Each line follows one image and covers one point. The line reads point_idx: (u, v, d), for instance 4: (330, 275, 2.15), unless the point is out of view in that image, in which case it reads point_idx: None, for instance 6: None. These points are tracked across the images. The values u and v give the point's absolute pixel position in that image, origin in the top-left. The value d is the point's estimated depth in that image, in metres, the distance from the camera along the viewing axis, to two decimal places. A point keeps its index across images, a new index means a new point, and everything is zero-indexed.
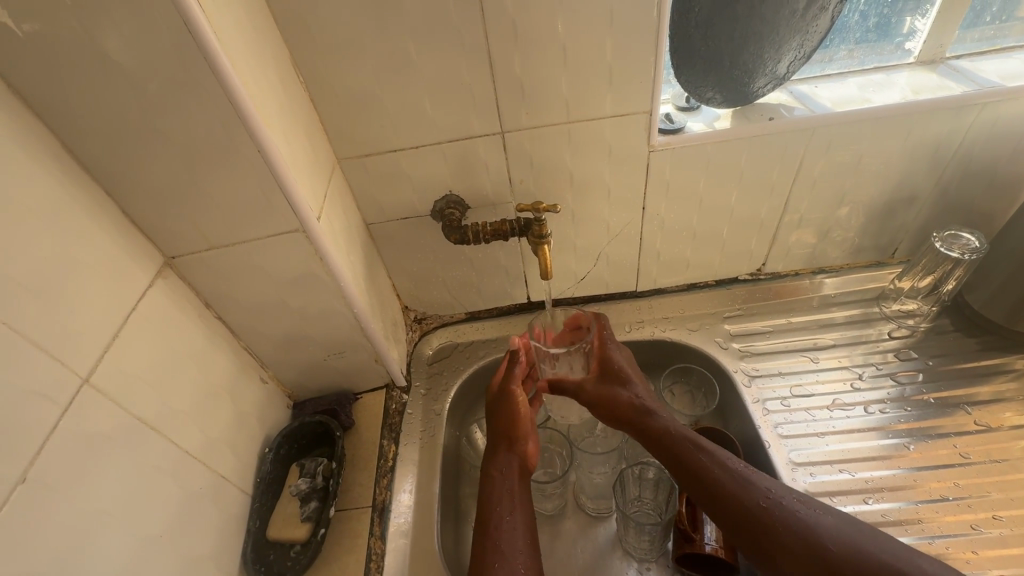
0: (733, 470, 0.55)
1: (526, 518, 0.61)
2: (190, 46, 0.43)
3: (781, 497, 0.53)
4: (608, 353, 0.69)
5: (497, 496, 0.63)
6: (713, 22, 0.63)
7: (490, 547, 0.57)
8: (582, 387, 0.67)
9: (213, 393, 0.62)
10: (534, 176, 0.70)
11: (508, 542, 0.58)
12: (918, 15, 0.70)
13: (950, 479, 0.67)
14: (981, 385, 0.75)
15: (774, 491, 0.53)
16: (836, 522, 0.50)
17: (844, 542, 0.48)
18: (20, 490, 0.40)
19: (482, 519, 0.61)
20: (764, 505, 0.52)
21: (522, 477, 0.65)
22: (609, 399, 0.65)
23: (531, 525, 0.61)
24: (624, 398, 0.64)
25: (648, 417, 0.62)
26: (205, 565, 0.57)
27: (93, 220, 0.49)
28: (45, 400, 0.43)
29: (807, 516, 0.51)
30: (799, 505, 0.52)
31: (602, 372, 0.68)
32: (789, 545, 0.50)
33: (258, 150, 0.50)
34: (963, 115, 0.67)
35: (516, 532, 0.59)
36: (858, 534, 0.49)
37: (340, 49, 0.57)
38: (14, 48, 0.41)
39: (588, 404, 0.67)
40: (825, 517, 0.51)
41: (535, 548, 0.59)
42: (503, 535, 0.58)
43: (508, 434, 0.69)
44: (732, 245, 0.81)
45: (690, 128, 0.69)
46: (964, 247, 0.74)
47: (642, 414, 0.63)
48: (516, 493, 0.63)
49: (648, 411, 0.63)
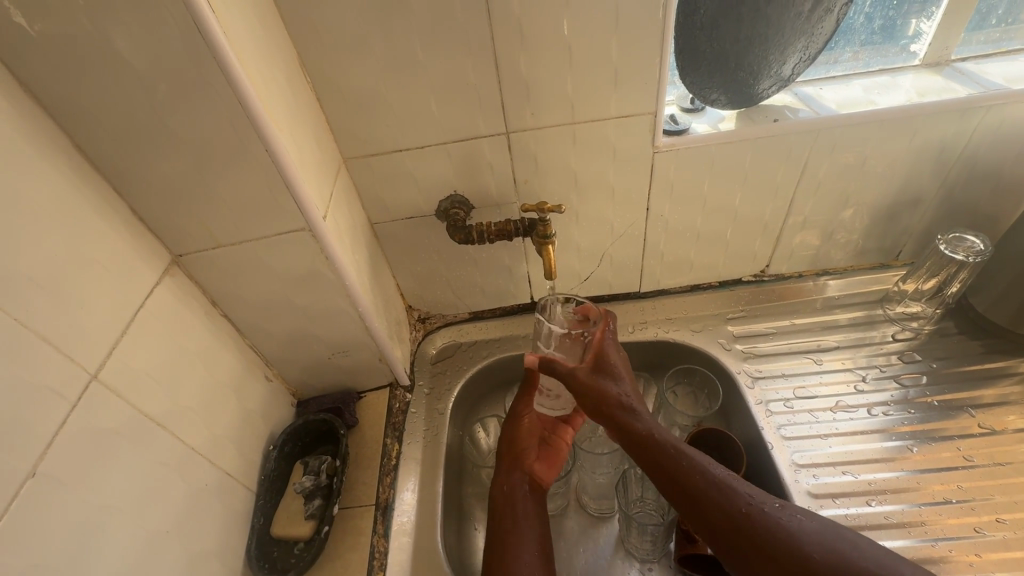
0: (709, 471, 0.55)
1: (536, 535, 0.62)
2: (200, 45, 0.44)
3: (763, 503, 0.52)
4: (607, 349, 0.65)
5: (504, 513, 0.64)
6: (718, 24, 0.63)
7: (500, 563, 0.58)
8: (573, 373, 0.64)
9: (219, 391, 0.62)
10: (538, 176, 0.70)
11: (516, 557, 0.59)
12: (924, 17, 0.70)
13: (954, 481, 0.67)
14: (985, 388, 0.75)
15: (755, 497, 0.53)
16: (819, 528, 0.50)
17: (828, 548, 0.48)
18: (30, 484, 0.41)
19: (496, 539, 0.61)
20: (747, 511, 0.52)
21: (531, 495, 0.66)
22: (598, 396, 0.62)
23: (540, 541, 0.61)
24: (611, 396, 0.61)
25: (631, 420, 0.60)
26: (210, 561, 0.58)
27: (103, 217, 0.50)
28: (55, 395, 0.44)
29: (788, 522, 0.51)
30: (780, 511, 0.52)
31: (597, 365, 0.64)
32: (772, 552, 0.49)
33: (266, 149, 0.50)
34: (968, 117, 0.67)
35: (524, 549, 0.60)
36: (839, 538, 0.49)
37: (347, 49, 0.58)
38: (27, 48, 0.42)
39: (575, 391, 0.63)
40: (807, 522, 0.51)
41: (545, 563, 0.59)
42: (511, 553, 0.59)
43: (514, 453, 0.69)
44: (736, 246, 0.81)
45: (695, 129, 0.69)
46: (968, 249, 0.74)
47: (627, 414, 0.60)
48: (523, 511, 0.64)
49: (631, 412, 0.60)
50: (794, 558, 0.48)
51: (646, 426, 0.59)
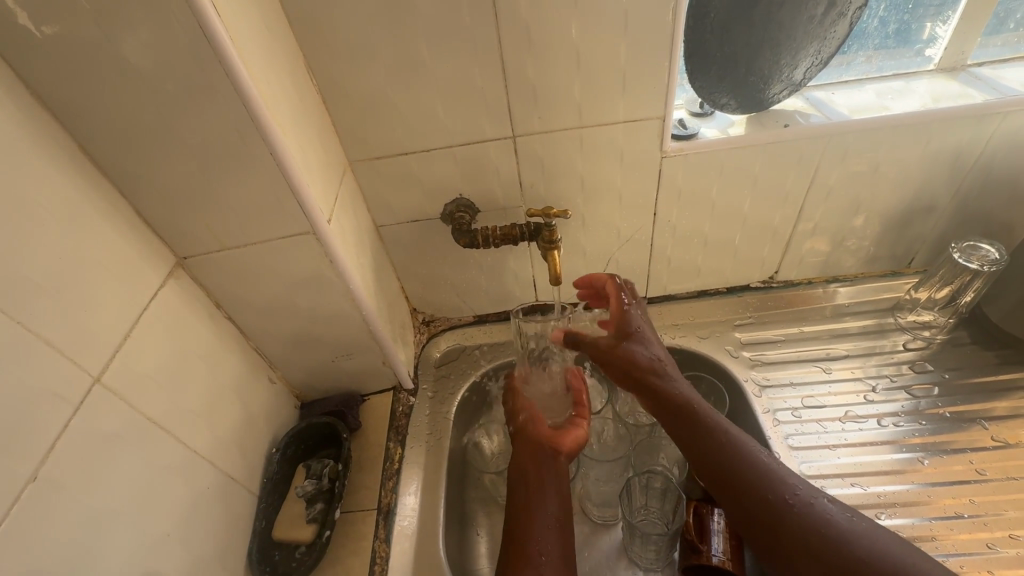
0: (731, 448, 0.56)
1: (551, 511, 0.61)
2: (207, 51, 0.43)
3: (810, 505, 0.52)
4: (626, 313, 0.68)
5: (518, 489, 0.63)
6: (729, 26, 0.62)
7: (511, 543, 0.58)
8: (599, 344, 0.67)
9: (222, 393, 0.62)
10: (545, 180, 0.70)
11: (526, 531, 0.59)
12: (939, 22, 0.69)
13: (965, 496, 0.66)
14: (1000, 399, 0.73)
15: (803, 489, 0.53)
16: (865, 529, 0.50)
17: (874, 546, 0.48)
18: (32, 487, 0.41)
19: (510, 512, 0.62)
20: (791, 501, 0.52)
21: (547, 467, 0.65)
22: (625, 362, 0.64)
23: (557, 511, 0.61)
24: (635, 352, 0.65)
25: (631, 318, 0.67)
26: (211, 564, 0.58)
27: (105, 218, 0.50)
28: (58, 398, 0.44)
29: (836, 517, 0.51)
30: (829, 506, 0.52)
31: (622, 331, 0.67)
32: (812, 545, 0.49)
33: (270, 153, 0.50)
34: (984, 124, 0.66)
35: (535, 526, 0.59)
36: (879, 534, 0.49)
37: (354, 52, 0.58)
38: (33, 51, 0.42)
39: (610, 362, 0.66)
40: (857, 522, 0.50)
41: (560, 535, 0.59)
42: (522, 526, 0.59)
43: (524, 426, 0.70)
44: (744, 252, 0.80)
45: (703, 134, 0.68)
46: (983, 258, 0.72)
47: (660, 375, 0.63)
48: (534, 491, 0.63)
49: (634, 315, 0.68)
50: (834, 555, 0.48)
51: (646, 351, 0.65)
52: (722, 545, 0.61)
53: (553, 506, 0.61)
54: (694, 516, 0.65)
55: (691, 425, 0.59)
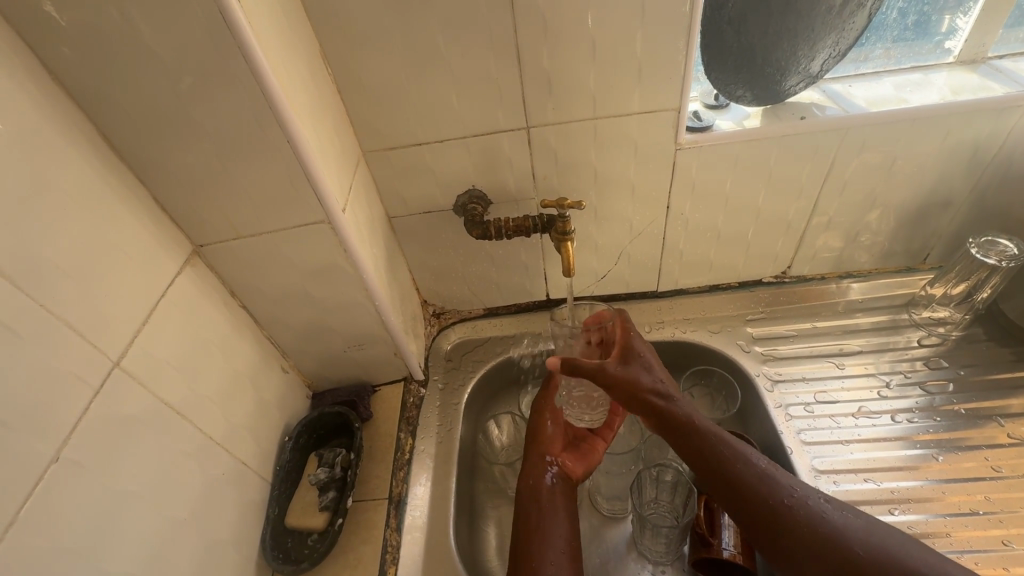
0: (730, 458, 0.54)
1: (562, 534, 0.61)
2: (226, 38, 0.44)
3: (806, 504, 0.51)
4: (631, 340, 0.63)
5: (529, 505, 0.63)
6: (747, 18, 0.61)
7: (525, 560, 0.58)
8: (603, 368, 0.60)
9: (236, 381, 0.63)
10: (558, 171, 0.69)
11: (540, 553, 0.58)
12: (959, 13, 0.68)
13: (980, 493, 0.65)
14: (1014, 396, 0.72)
15: (798, 489, 0.53)
16: (861, 524, 0.50)
17: (871, 545, 0.48)
18: (53, 469, 0.41)
19: (521, 527, 0.62)
20: (789, 504, 0.51)
21: (559, 487, 0.66)
22: (626, 390, 0.59)
23: (567, 538, 0.60)
24: (638, 377, 0.59)
25: (634, 343, 0.63)
26: (225, 550, 0.58)
27: (124, 204, 0.50)
28: (80, 382, 0.44)
29: (831, 515, 0.51)
30: (822, 504, 0.52)
31: (625, 355, 0.62)
32: (812, 544, 0.49)
33: (287, 141, 0.50)
34: (1005, 116, 0.65)
35: (548, 550, 0.59)
36: (884, 533, 0.49)
37: (370, 43, 0.58)
38: (55, 38, 0.42)
39: (606, 386, 0.60)
40: (851, 518, 0.51)
41: (569, 559, 0.59)
42: (539, 549, 0.59)
43: (542, 442, 0.70)
44: (758, 245, 0.80)
45: (718, 127, 0.68)
46: (1001, 254, 0.72)
47: (665, 401, 0.58)
48: (546, 507, 0.63)
49: (638, 341, 0.64)
50: (835, 554, 0.48)
51: (649, 376, 0.60)
52: (733, 539, 0.61)
53: (563, 528, 0.61)
54: (704, 509, 0.64)
55: (695, 444, 0.55)
